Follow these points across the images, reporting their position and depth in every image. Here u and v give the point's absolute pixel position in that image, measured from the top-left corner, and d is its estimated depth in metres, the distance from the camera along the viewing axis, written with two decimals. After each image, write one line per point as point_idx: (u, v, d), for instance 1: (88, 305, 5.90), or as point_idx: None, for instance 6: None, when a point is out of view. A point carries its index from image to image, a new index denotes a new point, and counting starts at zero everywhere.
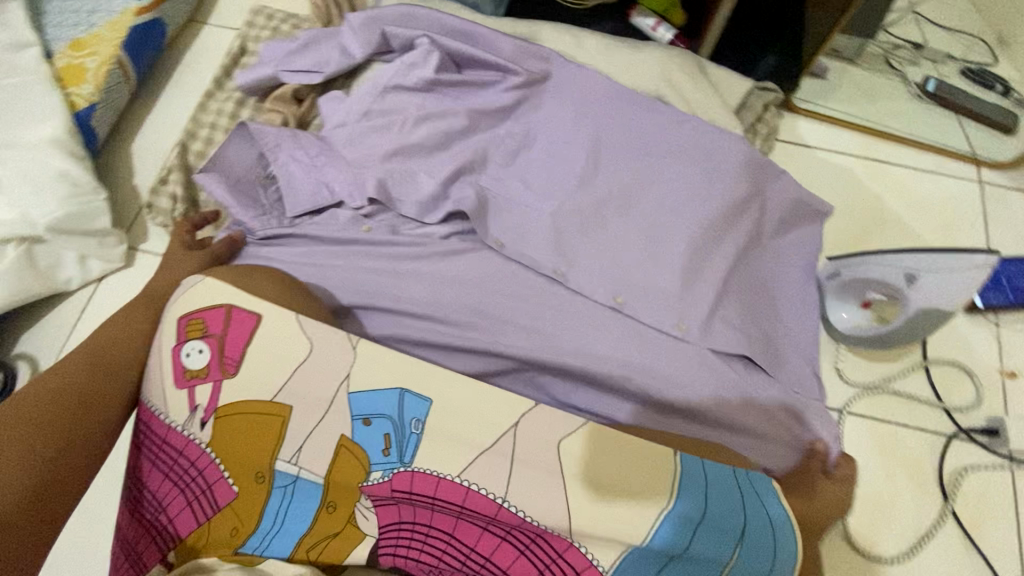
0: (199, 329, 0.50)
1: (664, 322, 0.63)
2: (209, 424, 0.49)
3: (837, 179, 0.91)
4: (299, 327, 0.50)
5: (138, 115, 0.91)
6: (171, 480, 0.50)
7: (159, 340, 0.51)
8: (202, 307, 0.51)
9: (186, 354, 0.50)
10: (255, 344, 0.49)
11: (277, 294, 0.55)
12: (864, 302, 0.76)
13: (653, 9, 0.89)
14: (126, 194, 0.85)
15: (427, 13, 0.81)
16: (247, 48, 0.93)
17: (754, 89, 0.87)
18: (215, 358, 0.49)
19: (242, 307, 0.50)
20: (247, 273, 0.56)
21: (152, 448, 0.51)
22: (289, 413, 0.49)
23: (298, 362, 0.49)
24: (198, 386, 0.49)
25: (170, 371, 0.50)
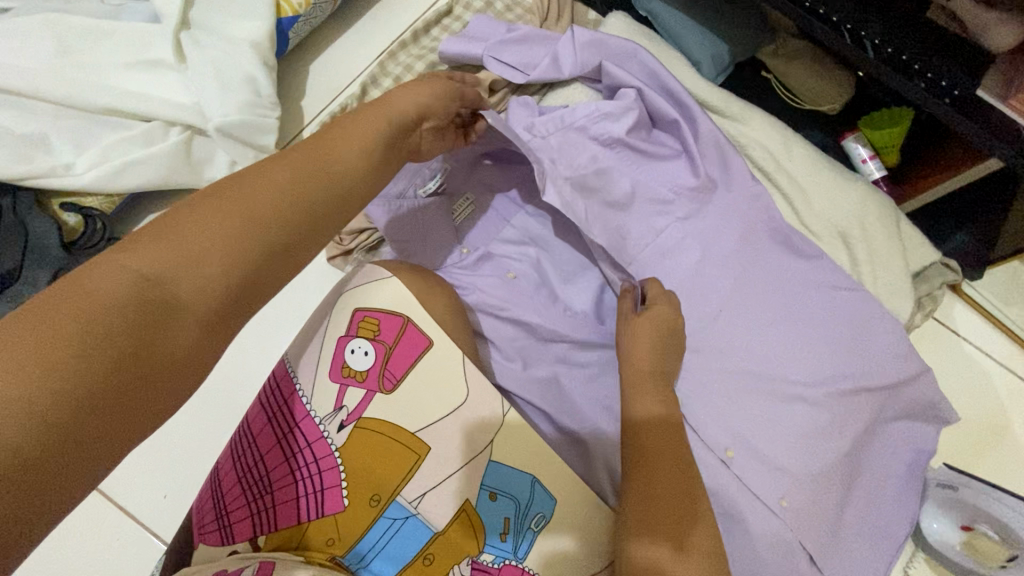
0: (371, 330, 0.53)
1: (770, 497, 0.70)
2: (347, 429, 0.50)
3: (969, 380, 0.87)
4: (462, 375, 0.53)
5: (328, 36, 0.87)
6: (286, 464, 0.50)
7: (327, 325, 0.54)
8: (381, 309, 0.54)
9: (351, 350, 0.52)
10: (418, 369, 0.52)
11: (442, 317, 0.55)
12: (966, 525, 0.76)
13: (870, 140, 0.84)
14: (293, 115, 0.83)
15: (648, 64, 0.79)
16: (454, 12, 0.90)
17: (938, 264, 0.82)
18: (377, 367, 0.52)
19: (419, 332, 0.53)
20: (428, 284, 0.57)
21: (282, 425, 0.51)
22: (424, 455, 0.50)
23: (451, 408, 0.52)
24: (352, 387, 0.51)
25: (330, 360, 0.53)
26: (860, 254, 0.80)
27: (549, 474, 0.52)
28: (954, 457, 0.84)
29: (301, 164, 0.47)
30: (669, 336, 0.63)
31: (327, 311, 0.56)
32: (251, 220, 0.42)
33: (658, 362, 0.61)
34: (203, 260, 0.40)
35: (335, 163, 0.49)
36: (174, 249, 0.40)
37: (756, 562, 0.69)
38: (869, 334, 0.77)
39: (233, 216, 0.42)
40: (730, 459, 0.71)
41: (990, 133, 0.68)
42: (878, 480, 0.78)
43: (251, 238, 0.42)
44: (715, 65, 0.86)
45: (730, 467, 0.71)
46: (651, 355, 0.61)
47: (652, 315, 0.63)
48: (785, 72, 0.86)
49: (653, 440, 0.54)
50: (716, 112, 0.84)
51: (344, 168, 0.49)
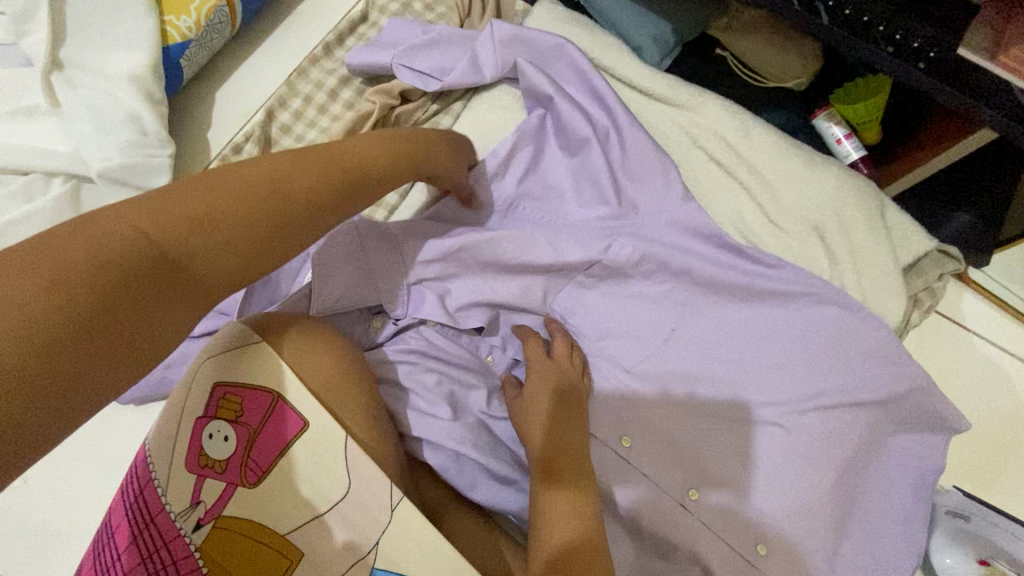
0: (232, 410, 0.48)
1: (741, 543, 0.62)
2: (205, 528, 0.45)
3: (982, 382, 0.76)
4: (344, 458, 0.47)
5: (232, 59, 0.80)
6: (144, 567, 0.44)
7: (184, 400, 0.48)
8: (246, 385, 0.48)
9: (208, 435, 0.47)
10: (287, 454, 0.47)
11: (324, 386, 0.50)
12: (983, 559, 0.62)
13: (844, 117, 0.72)
14: (197, 148, 0.76)
15: (575, 58, 0.71)
16: (369, 18, 0.82)
17: (934, 253, 0.71)
18: (238, 456, 0.47)
19: (297, 410, 0.48)
20: (307, 342, 0.51)
21: (136, 520, 0.46)
22: (298, 559, 0.46)
23: (330, 502, 0.47)
24: (210, 479, 0.46)
25: (185, 446, 0.47)
26: (839, 250, 0.69)
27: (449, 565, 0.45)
28: (968, 472, 0.73)
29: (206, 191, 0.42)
30: (576, 411, 0.59)
31: (188, 379, 0.50)
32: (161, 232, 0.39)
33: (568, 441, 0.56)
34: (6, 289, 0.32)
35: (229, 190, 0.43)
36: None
37: None
38: (856, 342, 0.66)
39: (90, 246, 0.36)
40: (692, 501, 0.63)
41: (975, 95, 0.57)
42: (880, 511, 0.67)
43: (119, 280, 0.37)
44: (658, 48, 0.76)
45: (692, 507, 0.63)
46: (555, 433, 0.56)
47: (551, 382, 0.60)
48: (740, 47, 0.75)
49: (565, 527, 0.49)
50: (664, 100, 0.74)
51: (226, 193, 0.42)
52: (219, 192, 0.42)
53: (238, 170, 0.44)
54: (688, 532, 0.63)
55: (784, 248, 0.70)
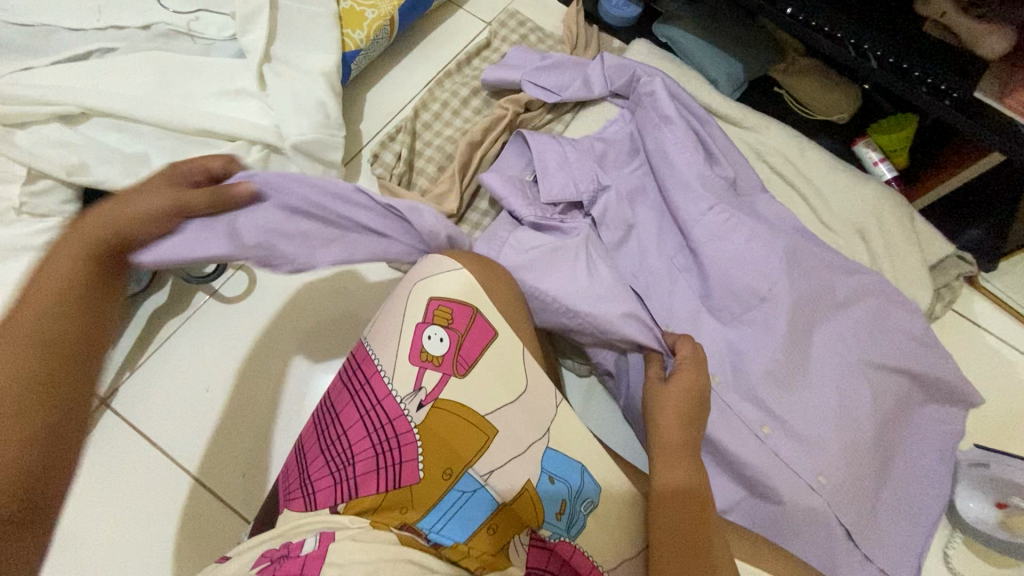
0: (445, 319, 0.60)
1: (806, 473, 0.73)
2: (426, 409, 0.58)
3: (994, 369, 0.91)
4: (524, 362, 0.62)
5: (381, 68, 0.98)
6: (373, 438, 0.58)
7: (403, 312, 0.61)
8: (454, 299, 0.60)
9: (428, 337, 0.59)
10: (488, 354, 0.60)
11: (505, 307, 0.63)
12: (1000, 502, 0.78)
13: (880, 144, 0.91)
14: (352, 134, 0.92)
15: (671, 84, 0.88)
16: (493, 45, 1.01)
17: (955, 256, 0.87)
18: (451, 353, 0.59)
19: (490, 320, 0.61)
20: (492, 272, 0.65)
21: (365, 402, 0.59)
22: (493, 435, 0.59)
23: (515, 395, 0.60)
24: (429, 371, 0.58)
25: (409, 345, 0.59)
26: (877, 248, 0.86)
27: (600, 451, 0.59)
28: (986, 442, 0.87)
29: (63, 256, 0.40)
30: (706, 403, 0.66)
31: (402, 298, 0.62)
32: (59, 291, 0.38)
33: (689, 439, 0.64)
34: None
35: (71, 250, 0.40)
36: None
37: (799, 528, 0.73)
38: (895, 321, 0.81)
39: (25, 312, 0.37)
40: (766, 434, 0.74)
41: (987, 130, 0.75)
42: (918, 462, 0.80)
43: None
44: (731, 82, 0.95)
45: (764, 443, 0.75)
46: (683, 439, 0.63)
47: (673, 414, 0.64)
48: (796, 85, 0.94)
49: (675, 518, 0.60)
50: (735, 123, 0.93)
51: (75, 247, 0.40)
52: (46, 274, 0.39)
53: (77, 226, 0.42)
54: (761, 462, 0.74)
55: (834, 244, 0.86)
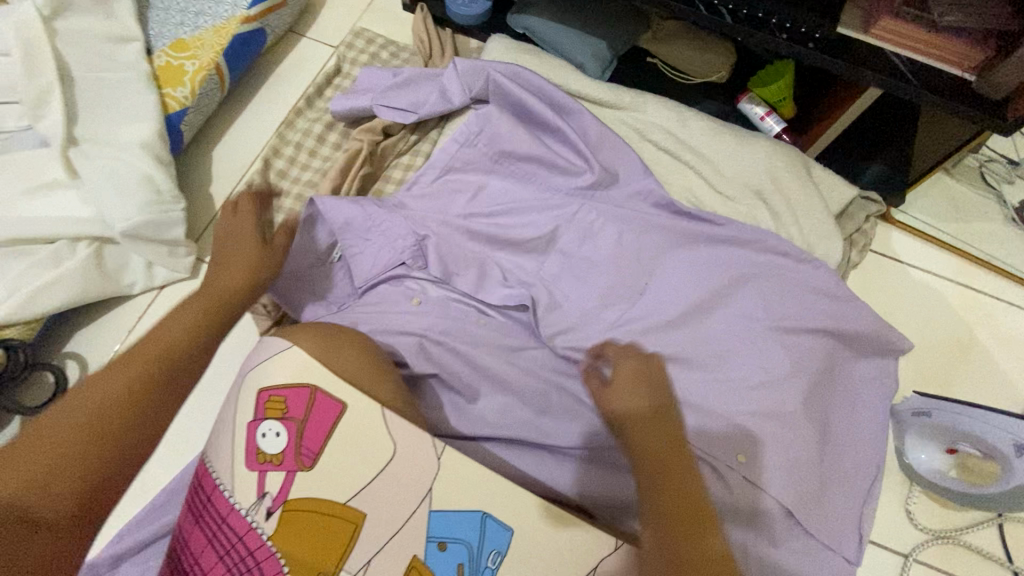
0: (278, 409, 0.54)
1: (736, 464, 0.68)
2: (274, 515, 0.52)
3: (921, 303, 0.88)
4: (386, 428, 0.53)
5: (223, 121, 0.89)
6: (228, 559, 0.52)
7: (237, 409, 0.56)
8: (283, 385, 0.55)
9: (262, 435, 0.54)
10: (334, 436, 0.53)
11: (358, 373, 0.57)
12: (950, 448, 0.72)
13: (763, 97, 0.86)
14: (201, 200, 0.83)
15: (531, 78, 0.82)
16: (343, 70, 0.93)
17: (857, 198, 0.83)
18: (292, 445, 0.53)
19: (331, 394, 0.54)
20: (333, 341, 0.59)
21: (210, 523, 0.53)
22: (362, 521, 0.52)
23: (379, 469, 0.53)
24: (270, 472, 0.53)
25: (244, 448, 0.54)
26: (779, 206, 0.81)
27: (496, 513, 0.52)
28: (925, 382, 0.83)
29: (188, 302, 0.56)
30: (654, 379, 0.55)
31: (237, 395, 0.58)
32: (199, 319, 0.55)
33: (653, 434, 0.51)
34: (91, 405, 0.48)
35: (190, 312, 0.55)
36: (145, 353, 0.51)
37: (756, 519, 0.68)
38: (805, 283, 0.77)
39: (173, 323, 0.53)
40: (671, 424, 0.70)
41: (863, 65, 0.70)
42: (862, 421, 0.76)
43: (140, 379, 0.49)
44: (598, 62, 0.88)
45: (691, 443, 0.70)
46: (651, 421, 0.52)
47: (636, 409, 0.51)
48: (666, 53, 0.88)
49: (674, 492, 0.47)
50: (610, 104, 0.86)
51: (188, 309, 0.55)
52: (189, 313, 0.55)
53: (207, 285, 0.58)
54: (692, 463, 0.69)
55: (733, 212, 0.81)
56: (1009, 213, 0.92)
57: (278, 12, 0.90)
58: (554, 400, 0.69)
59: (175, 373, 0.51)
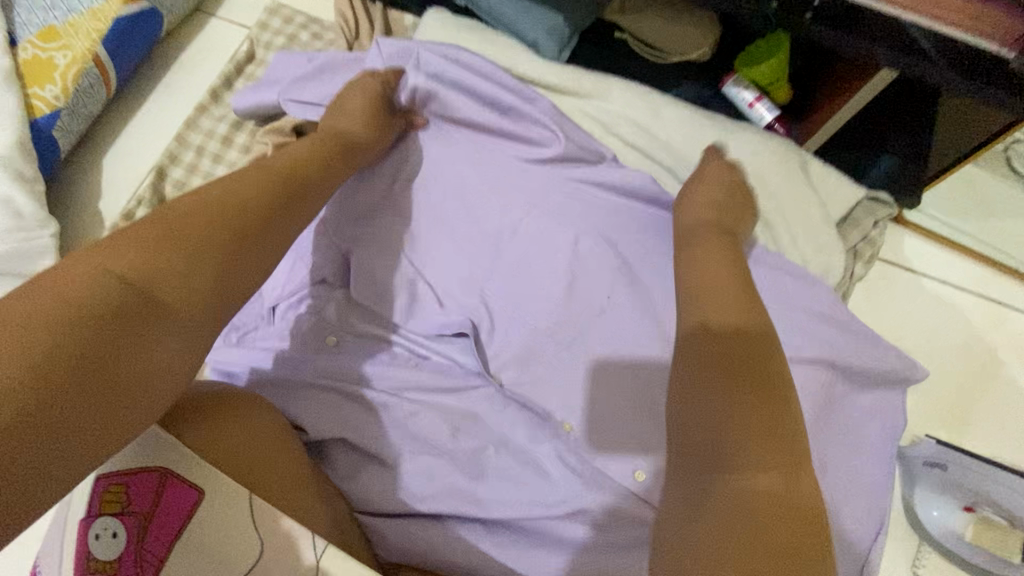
0: (115, 503, 0.43)
1: None
2: None
3: (935, 320, 0.75)
4: (250, 521, 0.43)
5: (115, 122, 0.76)
6: None
7: (65, 506, 0.44)
8: (125, 472, 0.44)
9: (94, 536, 0.42)
10: (185, 532, 0.42)
11: (235, 450, 0.48)
12: (969, 506, 0.62)
13: (752, 79, 0.72)
14: (86, 219, 0.71)
15: (471, 62, 0.69)
16: (256, 56, 0.79)
17: (863, 200, 0.70)
18: (131, 549, 0.42)
19: (188, 477, 0.44)
20: (215, 413, 0.49)
21: None
22: None
23: (240, 572, 0.42)
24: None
25: (69, 556, 0.42)
26: (769, 214, 0.67)
27: None
28: (939, 415, 0.71)
29: (182, 224, 0.43)
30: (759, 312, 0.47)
31: None
32: (209, 229, 0.44)
33: (767, 364, 0.43)
34: (155, 263, 0.40)
35: (195, 227, 0.44)
36: (146, 257, 0.40)
37: None
38: (797, 307, 0.64)
39: (184, 236, 0.43)
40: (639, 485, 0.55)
41: (871, 38, 0.56)
42: (867, 473, 0.64)
43: (220, 255, 0.44)
44: (553, 40, 0.73)
45: None
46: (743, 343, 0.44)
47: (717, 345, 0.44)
48: (637, 26, 0.74)
49: (795, 484, 0.37)
50: (568, 91, 0.72)
51: (199, 227, 0.44)
52: (202, 230, 0.44)
53: (217, 200, 0.47)
54: None
55: None
56: None
57: None
58: (491, 461, 0.58)
59: (178, 315, 0.40)
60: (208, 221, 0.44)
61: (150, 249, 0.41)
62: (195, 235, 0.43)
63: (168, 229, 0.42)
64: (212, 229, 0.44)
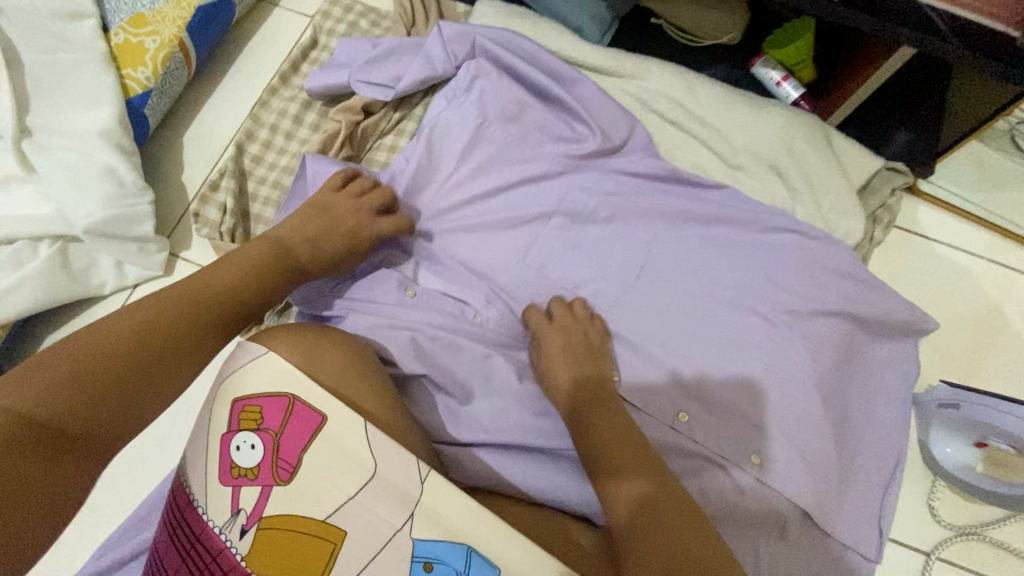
0: (254, 420, 0.49)
1: (737, 457, 0.65)
2: (249, 533, 0.47)
3: (948, 282, 0.82)
4: (366, 440, 0.49)
5: (193, 103, 0.83)
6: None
7: (209, 422, 0.51)
8: (259, 395, 0.50)
9: (237, 448, 0.49)
10: (313, 449, 0.49)
11: (338, 381, 0.53)
12: (980, 442, 0.68)
13: (779, 60, 0.78)
14: (173, 191, 0.78)
15: (525, 46, 0.76)
16: (319, 41, 0.85)
17: (882, 169, 0.76)
18: (268, 459, 0.48)
19: (309, 403, 0.49)
20: (311, 348, 0.54)
21: (185, 539, 0.48)
22: (342, 538, 0.47)
23: (360, 483, 0.48)
24: (246, 487, 0.48)
25: (216, 463, 0.49)
26: (797, 183, 0.74)
27: (482, 539, 0.47)
28: (952, 368, 0.78)
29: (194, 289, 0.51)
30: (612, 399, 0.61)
31: (207, 406, 0.52)
32: (202, 304, 0.51)
33: (629, 439, 0.55)
34: (145, 322, 0.47)
35: (193, 305, 0.50)
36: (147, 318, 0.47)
37: (781, 508, 0.65)
38: (824, 266, 0.71)
39: (191, 305, 0.50)
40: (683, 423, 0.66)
41: (900, 21, 0.62)
42: (887, 416, 0.71)
43: (198, 325, 0.49)
44: (597, 25, 0.80)
45: (694, 437, 0.66)
46: (605, 413, 0.57)
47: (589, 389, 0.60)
48: (672, 13, 0.80)
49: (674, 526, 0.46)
50: (611, 72, 0.79)
51: (199, 299, 0.51)
52: (196, 296, 0.51)
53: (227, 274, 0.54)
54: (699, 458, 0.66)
55: (746, 189, 0.74)
56: None
57: None
58: (552, 401, 0.65)
59: (163, 374, 0.46)
60: (203, 291, 0.52)
61: (148, 317, 0.47)
62: (191, 306, 0.50)
63: (171, 299, 0.50)
64: (197, 292, 0.51)
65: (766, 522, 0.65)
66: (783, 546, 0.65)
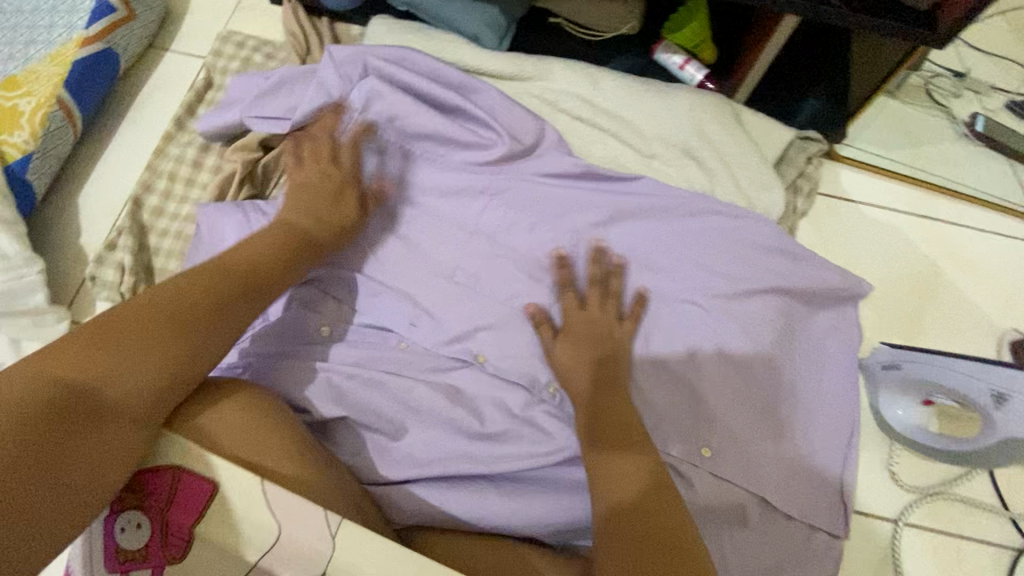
0: (137, 496, 0.45)
1: (688, 454, 0.63)
2: None
3: (879, 243, 0.81)
4: (265, 503, 0.44)
5: (86, 161, 0.79)
6: None
7: None
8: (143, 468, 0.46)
9: (122, 527, 0.45)
10: (203, 521, 0.44)
11: (239, 446, 0.49)
12: (926, 400, 0.67)
13: (681, 44, 0.77)
14: (71, 256, 0.74)
15: (420, 62, 0.74)
16: (214, 81, 0.82)
17: (796, 140, 0.76)
18: (156, 536, 0.45)
19: (197, 473, 0.45)
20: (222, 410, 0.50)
21: None
22: None
23: (263, 549, 0.44)
24: (135, 570, 0.44)
25: (105, 547, 0.45)
26: (711, 163, 0.73)
27: None
28: (894, 328, 0.77)
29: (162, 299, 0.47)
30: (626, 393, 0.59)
31: None
32: (170, 314, 0.46)
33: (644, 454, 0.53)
34: (109, 346, 0.43)
35: (155, 313, 0.46)
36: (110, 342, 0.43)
37: (743, 498, 0.63)
38: (749, 243, 0.69)
39: (157, 318, 0.46)
40: None
41: None
42: (834, 386, 0.69)
43: (168, 339, 0.45)
44: (492, 31, 0.78)
45: None
46: (623, 420, 0.55)
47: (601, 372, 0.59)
48: (566, 9, 0.78)
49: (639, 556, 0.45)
50: (513, 77, 0.77)
51: (164, 305, 0.47)
52: (159, 311, 0.46)
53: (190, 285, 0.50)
54: None
55: (663, 176, 0.73)
56: (962, 130, 0.87)
57: (127, 29, 0.79)
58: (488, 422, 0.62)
59: (134, 400, 0.43)
60: (166, 297, 0.48)
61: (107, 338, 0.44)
62: (158, 315, 0.46)
63: (131, 313, 0.45)
64: (165, 303, 0.47)
65: (732, 516, 0.63)
66: (755, 540, 0.63)
